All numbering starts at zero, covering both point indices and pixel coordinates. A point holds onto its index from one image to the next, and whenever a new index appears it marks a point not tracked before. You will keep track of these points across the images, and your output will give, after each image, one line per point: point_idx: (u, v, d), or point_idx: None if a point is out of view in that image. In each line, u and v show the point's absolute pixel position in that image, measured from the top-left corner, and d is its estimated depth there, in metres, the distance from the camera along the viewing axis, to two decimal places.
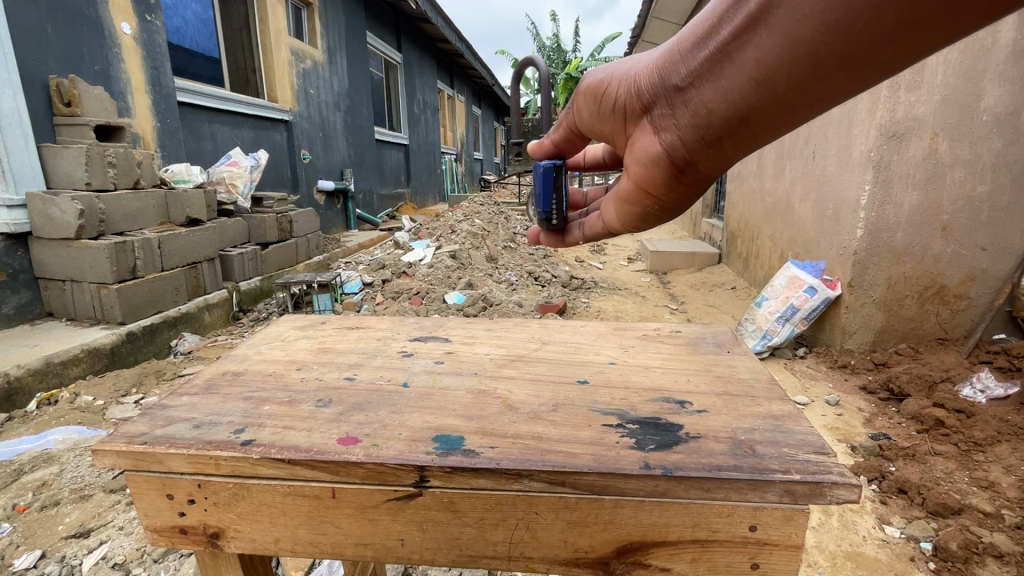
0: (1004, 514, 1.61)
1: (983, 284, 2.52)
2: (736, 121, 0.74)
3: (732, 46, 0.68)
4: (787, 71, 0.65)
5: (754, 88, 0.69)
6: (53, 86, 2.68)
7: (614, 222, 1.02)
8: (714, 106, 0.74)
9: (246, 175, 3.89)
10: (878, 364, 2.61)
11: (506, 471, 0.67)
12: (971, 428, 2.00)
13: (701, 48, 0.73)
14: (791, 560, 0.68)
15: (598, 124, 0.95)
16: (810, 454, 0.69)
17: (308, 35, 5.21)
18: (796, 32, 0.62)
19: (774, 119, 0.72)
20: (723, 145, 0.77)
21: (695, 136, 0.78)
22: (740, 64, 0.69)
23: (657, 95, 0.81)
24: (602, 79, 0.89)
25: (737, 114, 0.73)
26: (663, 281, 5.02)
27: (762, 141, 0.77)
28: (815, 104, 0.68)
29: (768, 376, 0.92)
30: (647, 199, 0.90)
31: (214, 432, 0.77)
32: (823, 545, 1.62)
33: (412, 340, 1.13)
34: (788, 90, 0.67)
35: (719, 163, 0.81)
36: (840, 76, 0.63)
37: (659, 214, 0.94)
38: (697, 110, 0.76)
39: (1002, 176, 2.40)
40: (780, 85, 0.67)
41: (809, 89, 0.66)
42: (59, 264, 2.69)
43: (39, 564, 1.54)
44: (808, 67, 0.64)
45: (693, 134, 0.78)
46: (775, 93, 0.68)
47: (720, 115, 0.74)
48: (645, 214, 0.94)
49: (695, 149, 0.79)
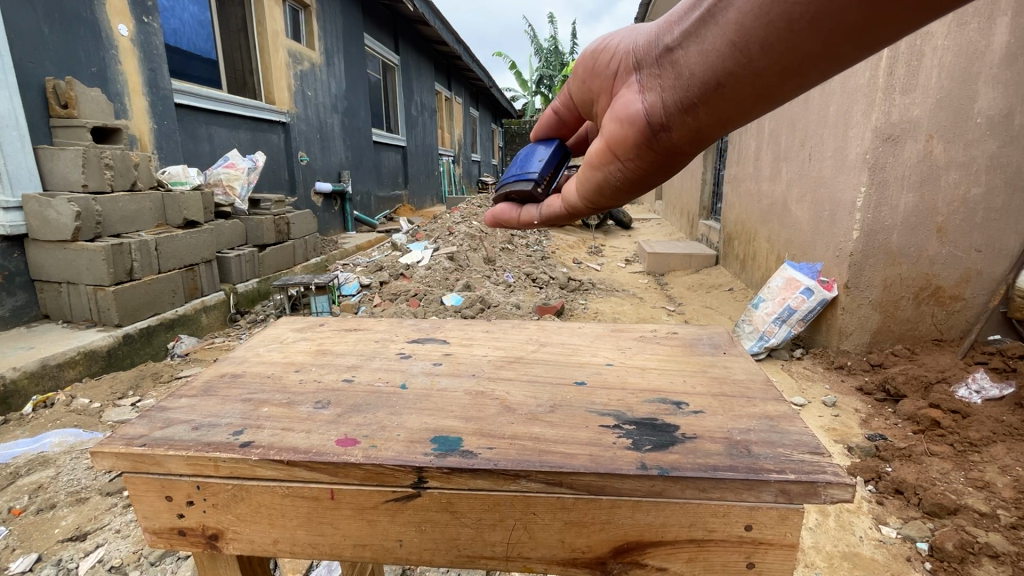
0: (999, 514, 1.63)
1: (978, 285, 2.54)
2: (712, 87, 0.70)
3: (718, 9, 0.67)
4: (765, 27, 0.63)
5: (733, 48, 0.66)
6: (50, 88, 2.68)
7: (578, 196, 0.96)
8: (696, 67, 0.71)
9: (244, 177, 3.87)
10: (874, 364, 2.62)
11: (504, 471, 0.67)
12: (966, 428, 2.02)
13: (691, 12, 0.72)
14: (786, 559, 0.69)
15: (589, 85, 0.91)
16: (805, 454, 0.70)
17: (306, 36, 5.21)
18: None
19: (748, 90, 0.69)
20: (697, 113, 0.73)
21: (673, 98, 0.74)
22: (725, 21, 0.66)
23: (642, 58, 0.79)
24: (603, 41, 0.87)
25: (713, 78, 0.70)
26: (660, 283, 5.04)
27: (733, 118, 0.73)
28: (786, 75, 0.66)
29: (764, 376, 0.93)
30: (612, 167, 0.85)
31: (213, 434, 0.77)
32: (820, 545, 1.63)
33: (411, 341, 1.13)
34: (762, 50, 0.64)
35: (692, 136, 0.77)
36: (813, 43, 0.61)
37: (622, 186, 0.88)
38: (677, 69, 0.73)
39: (996, 178, 2.43)
40: (756, 50, 0.65)
41: (784, 52, 0.63)
42: (56, 266, 2.69)
43: (36, 568, 1.54)
44: (783, 27, 0.62)
45: (670, 97, 0.74)
46: (749, 56, 0.66)
47: (700, 76, 0.71)
48: (606, 183, 0.89)
49: (670, 113, 0.75)
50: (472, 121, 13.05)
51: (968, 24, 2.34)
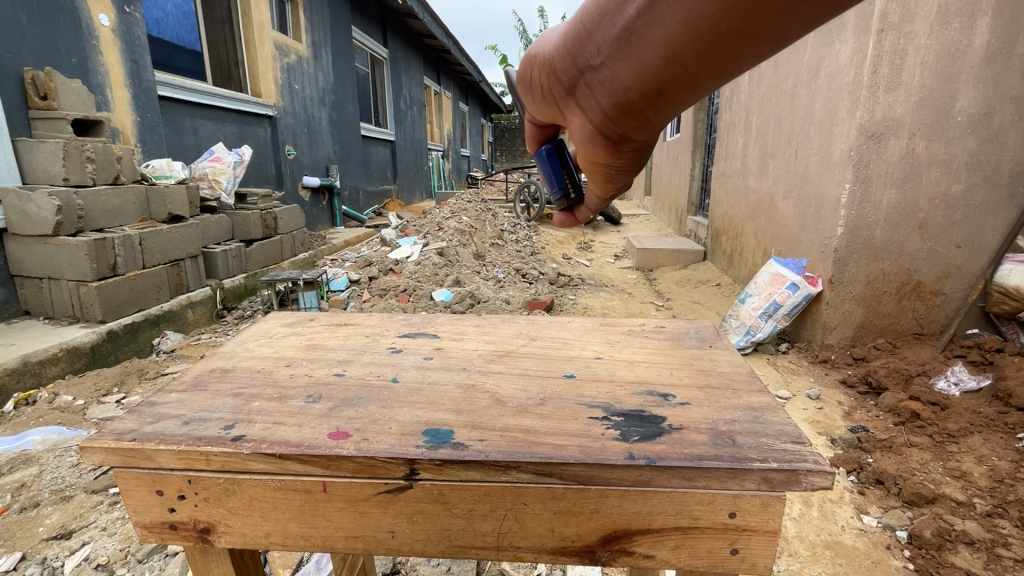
0: (976, 503, 1.68)
1: (957, 281, 2.61)
2: (661, 100, 0.61)
3: (634, 25, 0.55)
4: (693, 47, 0.52)
5: (665, 67, 0.56)
6: (28, 79, 2.62)
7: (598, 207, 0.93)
8: (631, 89, 0.61)
9: (230, 171, 3.80)
10: (857, 358, 2.68)
11: (495, 463, 0.68)
12: (946, 420, 2.07)
13: (606, 23, 0.59)
14: (769, 545, 0.71)
15: (534, 108, 0.82)
16: (788, 443, 0.72)
17: (292, 28, 5.14)
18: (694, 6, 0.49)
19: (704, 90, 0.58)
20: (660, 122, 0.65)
21: (624, 118, 0.65)
22: (643, 42, 0.56)
23: (572, 80, 0.68)
24: (529, 56, 0.75)
25: (660, 93, 0.60)
26: (649, 278, 5.08)
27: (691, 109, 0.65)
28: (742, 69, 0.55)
29: (749, 369, 0.95)
30: (602, 182, 0.81)
31: (204, 429, 0.77)
32: (803, 535, 1.67)
33: (402, 336, 1.14)
34: (702, 63, 0.54)
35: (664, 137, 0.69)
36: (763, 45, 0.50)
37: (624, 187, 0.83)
38: (612, 90, 0.63)
39: (975, 175, 2.50)
40: (697, 59, 0.53)
41: (731, 61, 0.53)
42: (37, 262, 2.65)
43: (20, 567, 1.52)
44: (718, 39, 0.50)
45: (614, 113, 0.66)
46: (686, 69, 0.55)
47: (637, 98, 0.61)
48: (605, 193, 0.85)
49: (629, 130, 0.67)
50: (461, 115, 12.99)
51: (951, 24, 2.38)
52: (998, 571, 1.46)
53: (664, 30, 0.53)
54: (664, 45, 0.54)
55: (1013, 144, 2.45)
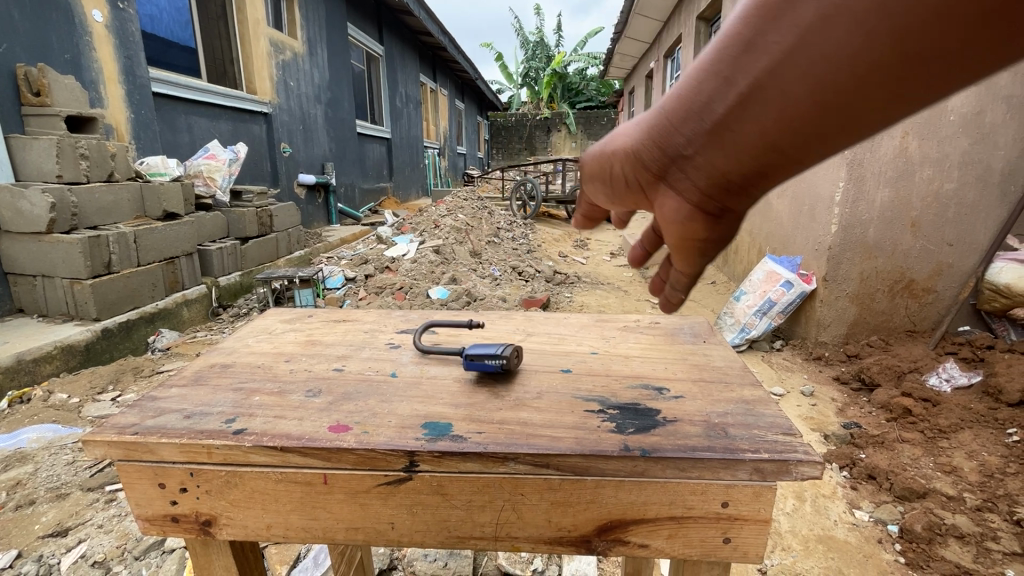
0: (965, 497, 1.71)
1: (949, 278, 2.65)
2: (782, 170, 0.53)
3: (737, 110, 0.50)
4: (818, 118, 0.47)
5: (782, 138, 0.49)
6: (21, 75, 2.61)
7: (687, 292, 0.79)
8: (744, 165, 0.54)
9: (225, 169, 3.79)
10: (851, 355, 2.71)
11: (492, 454, 0.70)
12: (936, 416, 2.10)
13: (702, 112, 0.54)
14: (760, 534, 0.73)
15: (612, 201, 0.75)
16: (779, 434, 0.74)
17: (287, 24, 5.13)
18: (819, 77, 0.44)
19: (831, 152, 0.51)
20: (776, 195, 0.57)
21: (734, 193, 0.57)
22: (753, 123, 0.50)
23: (660, 168, 0.62)
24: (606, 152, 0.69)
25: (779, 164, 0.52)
26: (644, 276, 5.11)
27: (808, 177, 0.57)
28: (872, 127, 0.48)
29: (741, 363, 0.97)
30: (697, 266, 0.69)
31: (205, 422, 0.78)
32: (796, 529, 1.70)
33: (400, 332, 1.15)
34: (828, 133, 0.48)
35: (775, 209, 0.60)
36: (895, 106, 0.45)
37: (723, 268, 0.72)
38: (711, 174, 0.57)
39: (967, 174, 2.54)
40: (825, 130, 0.47)
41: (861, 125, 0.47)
42: (31, 260, 2.65)
43: (16, 564, 1.53)
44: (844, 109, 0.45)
45: (716, 190, 0.58)
46: (811, 137, 0.48)
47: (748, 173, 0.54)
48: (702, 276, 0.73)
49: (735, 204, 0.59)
50: (456, 113, 12.96)
51: None
52: (985, 563, 1.48)
53: (782, 107, 0.47)
54: (787, 121, 0.48)
55: (1005, 143, 2.49)
